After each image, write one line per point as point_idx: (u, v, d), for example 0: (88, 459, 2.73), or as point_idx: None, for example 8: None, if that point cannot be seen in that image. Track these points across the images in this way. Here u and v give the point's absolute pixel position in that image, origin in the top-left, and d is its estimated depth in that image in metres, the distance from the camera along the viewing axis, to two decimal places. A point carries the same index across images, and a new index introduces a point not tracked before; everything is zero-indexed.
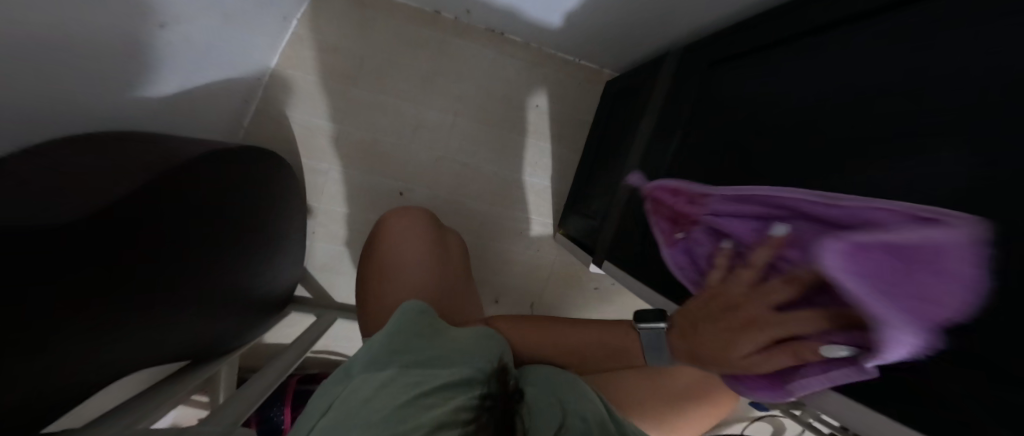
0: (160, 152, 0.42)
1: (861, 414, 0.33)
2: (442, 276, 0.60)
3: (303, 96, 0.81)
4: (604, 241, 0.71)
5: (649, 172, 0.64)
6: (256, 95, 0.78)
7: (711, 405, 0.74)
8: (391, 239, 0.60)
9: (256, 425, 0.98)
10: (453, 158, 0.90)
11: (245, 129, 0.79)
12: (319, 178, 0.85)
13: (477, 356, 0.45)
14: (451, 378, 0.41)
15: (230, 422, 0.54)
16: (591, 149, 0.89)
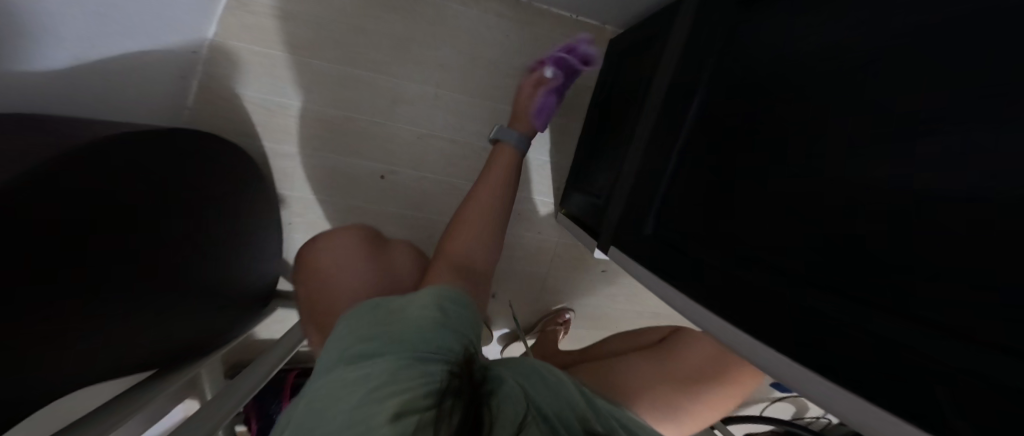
0: (57, 138, 0.34)
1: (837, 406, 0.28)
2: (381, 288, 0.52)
3: (254, 71, 0.71)
4: (610, 224, 0.61)
5: (662, 142, 0.54)
6: (195, 69, 0.68)
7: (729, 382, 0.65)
8: (327, 260, 0.55)
9: (257, 419, 0.97)
10: (437, 135, 0.81)
11: (191, 110, 0.70)
12: (287, 164, 0.77)
13: (444, 324, 0.35)
14: (416, 351, 0.30)
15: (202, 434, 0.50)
16: (597, 117, 0.78)
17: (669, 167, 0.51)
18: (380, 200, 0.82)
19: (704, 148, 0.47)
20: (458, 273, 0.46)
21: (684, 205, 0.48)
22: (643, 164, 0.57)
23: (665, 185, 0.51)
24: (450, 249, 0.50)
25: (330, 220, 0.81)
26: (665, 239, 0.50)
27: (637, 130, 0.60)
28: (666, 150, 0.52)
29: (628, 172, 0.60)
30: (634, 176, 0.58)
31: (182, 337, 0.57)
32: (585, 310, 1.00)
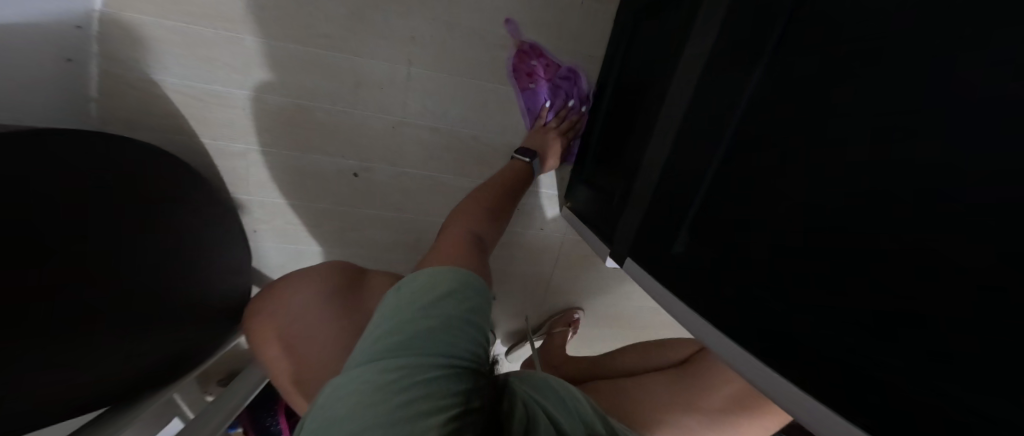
0: None
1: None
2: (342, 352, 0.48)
3: (174, 53, 0.59)
4: (626, 232, 0.51)
5: (700, 133, 0.40)
6: (89, 50, 0.56)
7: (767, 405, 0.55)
8: (300, 306, 0.52)
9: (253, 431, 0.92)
10: (414, 123, 0.68)
11: (98, 103, 0.61)
12: (236, 164, 0.68)
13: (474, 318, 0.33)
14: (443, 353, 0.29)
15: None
16: (609, 90, 0.62)
17: (711, 169, 0.38)
18: (356, 202, 0.72)
19: (758, 149, 0.33)
20: (469, 252, 0.43)
21: (731, 223, 0.36)
22: (673, 161, 0.44)
23: (702, 192, 0.39)
24: (457, 230, 0.47)
25: (301, 224, 0.73)
26: (702, 262, 0.40)
27: (664, 113, 0.46)
28: (706, 146, 0.39)
29: (652, 169, 0.47)
30: (659, 173, 0.46)
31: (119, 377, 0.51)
32: (594, 311, 0.92)
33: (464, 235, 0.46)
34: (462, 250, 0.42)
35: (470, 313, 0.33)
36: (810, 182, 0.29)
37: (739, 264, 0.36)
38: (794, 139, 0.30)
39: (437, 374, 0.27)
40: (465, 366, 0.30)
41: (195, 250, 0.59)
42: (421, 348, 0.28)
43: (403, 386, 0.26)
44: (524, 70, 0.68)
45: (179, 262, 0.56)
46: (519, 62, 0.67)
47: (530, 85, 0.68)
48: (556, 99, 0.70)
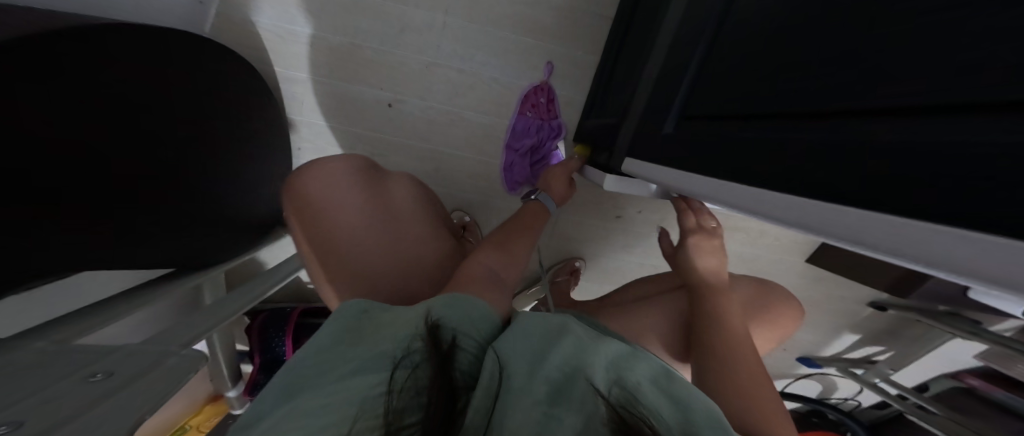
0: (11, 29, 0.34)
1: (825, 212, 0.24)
2: (372, 198, 0.55)
3: None
4: (627, 138, 0.59)
5: (691, 37, 0.49)
6: None
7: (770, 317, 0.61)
8: (325, 186, 0.53)
9: (258, 354, 0.89)
10: (446, 64, 0.78)
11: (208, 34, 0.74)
12: (296, 89, 0.79)
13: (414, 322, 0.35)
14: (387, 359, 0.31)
15: (178, 343, 0.49)
16: (615, 37, 0.73)
17: (695, 59, 0.47)
18: (387, 130, 0.81)
19: (733, 28, 0.42)
20: (483, 280, 0.46)
21: (706, 92, 0.44)
22: (669, 67, 0.53)
23: (689, 80, 0.47)
24: (486, 246, 0.53)
25: (336, 148, 0.83)
26: (683, 135, 0.46)
27: (658, 38, 0.56)
28: (694, 44, 0.48)
29: (650, 81, 0.56)
30: (657, 79, 0.55)
31: (170, 238, 0.58)
32: (597, 262, 0.96)
33: (479, 270, 0.48)
34: (482, 284, 0.45)
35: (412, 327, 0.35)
36: (761, 36, 0.37)
37: (712, 120, 0.42)
38: (757, 8, 0.39)
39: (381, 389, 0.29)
40: (404, 367, 0.32)
41: (241, 146, 0.68)
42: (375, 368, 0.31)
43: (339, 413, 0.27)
44: (531, 101, 0.78)
45: (225, 151, 0.64)
46: (532, 93, 0.78)
47: (528, 113, 0.78)
48: (544, 141, 0.79)
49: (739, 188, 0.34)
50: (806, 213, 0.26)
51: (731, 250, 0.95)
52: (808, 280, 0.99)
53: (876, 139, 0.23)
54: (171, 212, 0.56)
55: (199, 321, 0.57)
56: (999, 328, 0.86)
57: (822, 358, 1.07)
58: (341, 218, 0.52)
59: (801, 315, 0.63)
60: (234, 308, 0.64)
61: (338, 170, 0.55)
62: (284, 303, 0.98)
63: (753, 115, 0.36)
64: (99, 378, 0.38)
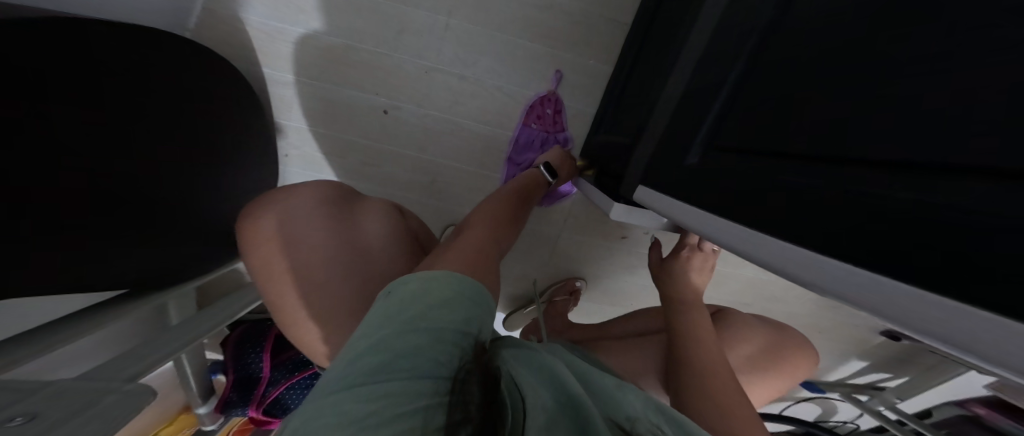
0: None
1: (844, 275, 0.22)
2: (334, 235, 0.47)
3: None
4: (640, 162, 0.54)
5: (723, 55, 0.44)
6: None
7: (779, 366, 0.56)
8: (279, 222, 0.47)
9: (233, 371, 0.83)
10: (446, 70, 0.73)
11: (192, 34, 0.68)
12: (284, 92, 0.73)
13: (452, 312, 0.27)
14: (424, 351, 0.23)
15: (123, 378, 0.43)
16: (631, 47, 0.68)
17: (727, 81, 0.41)
18: (381, 138, 0.76)
19: (773, 50, 0.37)
20: (476, 252, 0.39)
21: (737, 121, 0.39)
22: (694, 88, 0.48)
23: (719, 105, 0.42)
24: (475, 222, 0.47)
25: (326, 156, 0.77)
26: (709, 168, 0.41)
27: (682, 52, 0.51)
28: (727, 62, 0.42)
29: (671, 99, 0.51)
30: (678, 100, 0.50)
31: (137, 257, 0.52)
32: (598, 283, 0.92)
33: (488, 241, 0.43)
34: (485, 256, 0.40)
35: (451, 317, 0.27)
36: (804, 59, 0.33)
37: (745, 154, 0.36)
38: (801, 31, 0.34)
39: (431, 400, 0.20)
40: (455, 385, 0.22)
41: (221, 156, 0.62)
42: (407, 368, 0.21)
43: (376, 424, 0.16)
44: (537, 112, 0.74)
45: (203, 159, 0.58)
46: (537, 104, 0.74)
47: (533, 125, 0.75)
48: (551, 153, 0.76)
49: (773, 242, 0.28)
50: (841, 281, 0.21)
51: (739, 272, 0.92)
52: (816, 305, 0.95)
53: (960, 210, 0.18)
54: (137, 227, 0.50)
55: (156, 346, 0.52)
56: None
57: (824, 383, 1.05)
58: (301, 264, 0.45)
59: (814, 361, 0.58)
60: (203, 330, 0.58)
61: (304, 197, 0.50)
62: (265, 314, 0.92)
63: (793, 156, 0.31)
64: (16, 424, 0.32)
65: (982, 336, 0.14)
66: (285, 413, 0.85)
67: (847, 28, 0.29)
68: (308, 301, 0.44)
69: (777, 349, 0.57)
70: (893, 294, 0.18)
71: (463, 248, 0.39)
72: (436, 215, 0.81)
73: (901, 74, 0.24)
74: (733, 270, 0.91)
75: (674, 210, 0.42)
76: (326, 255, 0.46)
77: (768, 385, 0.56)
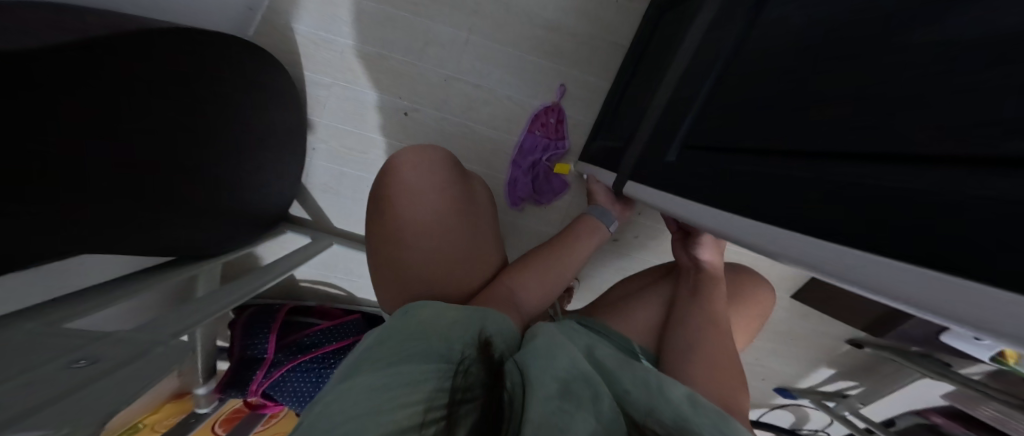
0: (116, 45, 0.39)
1: (780, 237, 0.31)
2: (457, 193, 0.57)
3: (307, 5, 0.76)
4: (630, 162, 0.62)
5: (699, 73, 0.53)
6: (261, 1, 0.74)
7: (749, 307, 0.66)
8: (418, 174, 0.54)
9: (238, 351, 0.85)
10: (465, 80, 0.81)
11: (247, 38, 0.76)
12: (320, 92, 0.80)
13: (461, 328, 0.40)
14: (433, 350, 0.36)
15: (173, 328, 0.47)
16: (628, 65, 0.77)
17: (702, 94, 0.50)
18: (402, 138, 0.83)
19: (737, 69, 0.46)
20: (514, 310, 0.51)
21: (708, 125, 0.48)
22: (675, 100, 0.56)
23: (695, 112, 0.51)
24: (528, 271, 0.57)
25: (350, 150, 0.84)
26: (684, 163, 0.49)
27: (668, 72, 0.61)
28: (702, 78, 0.52)
29: (658, 109, 0.60)
30: (664, 108, 0.59)
31: (187, 227, 0.58)
32: (591, 282, 0.99)
33: (506, 291, 0.52)
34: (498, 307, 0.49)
35: (459, 330, 0.40)
36: (756, 77, 0.42)
37: (712, 150, 0.45)
38: (756, 56, 0.43)
39: (434, 382, 0.34)
40: (459, 371, 0.36)
41: (260, 144, 0.67)
42: (418, 358, 0.35)
43: (399, 386, 0.32)
44: (541, 120, 0.83)
45: (249, 143, 0.64)
46: (540, 113, 0.83)
47: (535, 130, 0.84)
48: (550, 156, 0.85)
49: (732, 217, 0.38)
50: (786, 244, 0.31)
51: None
52: (792, 314, 1.03)
53: (857, 183, 0.27)
54: (192, 200, 0.57)
55: (204, 305, 0.56)
56: (969, 371, 0.90)
57: (798, 390, 1.11)
58: (422, 204, 0.53)
59: (773, 296, 0.69)
60: (242, 294, 0.63)
61: (410, 162, 0.55)
62: (270, 299, 0.95)
63: (745, 149, 0.40)
64: (82, 364, 0.34)
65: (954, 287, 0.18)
66: (282, 395, 0.85)
67: (791, 53, 0.38)
68: (409, 237, 0.52)
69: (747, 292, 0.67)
70: (848, 261, 0.25)
71: (510, 303, 0.51)
72: None
73: (825, 86, 0.32)
74: None
75: (655, 199, 0.53)
76: (446, 204, 0.55)
77: (743, 322, 0.65)
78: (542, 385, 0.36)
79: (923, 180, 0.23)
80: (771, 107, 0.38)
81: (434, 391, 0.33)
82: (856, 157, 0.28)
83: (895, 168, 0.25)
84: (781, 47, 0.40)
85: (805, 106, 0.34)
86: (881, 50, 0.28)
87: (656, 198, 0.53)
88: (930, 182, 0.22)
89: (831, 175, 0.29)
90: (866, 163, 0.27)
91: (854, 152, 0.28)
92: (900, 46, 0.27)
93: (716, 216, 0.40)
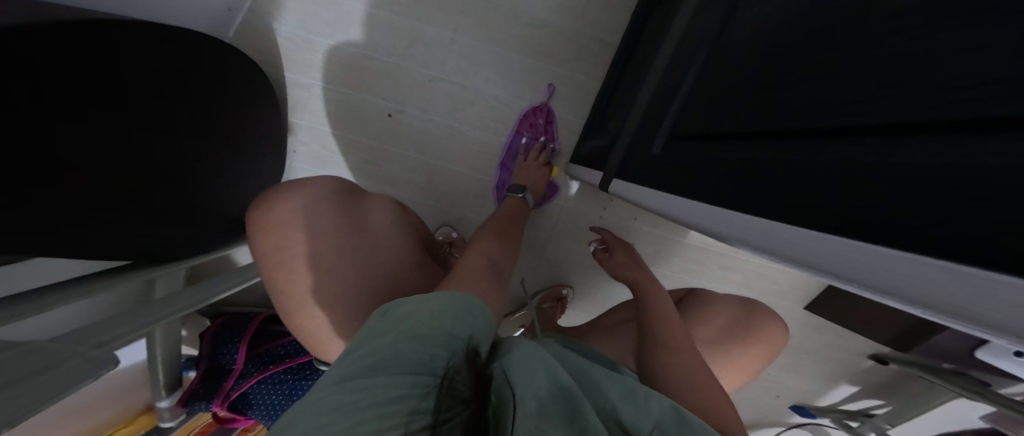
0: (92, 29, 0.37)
1: (764, 233, 0.27)
2: (348, 226, 0.50)
3: (289, 6, 0.75)
4: (616, 157, 0.58)
5: (684, 60, 0.49)
6: (244, 3, 0.74)
7: (750, 345, 0.60)
8: (290, 216, 0.48)
9: (206, 362, 0.82)
10: (448, 80, 0.79)
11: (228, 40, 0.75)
12: (302, 94, 0.79)
13: (454, 326, 0.32)
14: (416, 353, 0.29)
15: (110, 338, 0.44)
16: (618, 62, 0.74)
17: (688, 82, 0.46)
18: (385, 140, 0.81)
19: (723, 50, 0.42)
20: (488, 280, 0.43)
21: (693, 113, 0.44)
22: (661, 91, 0.52)
23: (680, 101, 0.47)
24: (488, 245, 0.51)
25: (331, 153, 0.82)
26: (669, 155, 0.45)
27: (655, 64, 0.57)
28: (687, 66, 0.48)
29: (644, 103, 0.56)
30: (650, 101, 0.55)
31: (156, 228, 0.56)
32: (585, 291, 0.93)
33: (478, 263, 0.46)
34: (481, 281, 0.42)
35: (452, 326, 0.32)
36: (741, 58, 0.38)
37: (702, 137, 0.40)
38: (740, 39, 0.39)
39: (410, 393, 0.26)
40: (447, 381, 0.28)
41: (237, 145, 0.65)
42: (394, 367, 0.28)
43: (367, 406, 0.25)
44: (530, 121, 0.80)
45: (228, 144, 0.63)
46: (529, 114, 0.80)
47: (526, 131, 0.80)
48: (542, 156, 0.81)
49: (718, 212, 0.33)
50: (776, 239, 0.26)
51: (727, 289, 0.92)
52: (805, 325, 0.95)
53: (849, 162, 0.23)
54: (165, 201, 0.55)
55: (160, 307, 0.54)
56: (1010, 391, 0.81)
57: (816, 408, 1.02)
58: (305, 253, 0.46)
59: (786, 334, 0.61)
60: (205, 297, 0.60)
61: (320, 190, 0.52)
62: (250, 308, 0.92)
63: (732, 135, 0.36)
64: None
65: (945, 273, 0.14)
66: (255, 411, 0.80)
67: (774, 30, 0.34)
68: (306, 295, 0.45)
69: (753, 326, 0.61)
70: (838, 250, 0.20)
71: (484, 277, 0.44)
72: (431, 215, 0.85)
73: (820, 55, 0.28)
74: (720, 285, 0.92)
75: (642, 194, 0.49)
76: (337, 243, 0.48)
77: (749, 356, 0.60)
78: (521, 400, 0.28)
79: (922, 150, 0.18)
80: (757, 89, 0.34)
81: (418, 405, 0.25)
82: (849, 130, 0.24)
83: (896, 140, 0.20)
84: (766, 25, 0.36)
85: (792, 84, 0.30)
86: (878, 9, 0.24)
87: (643, 193, 0.48)
88: (932, 149, 0.18)
89: (821, 156, 0.25)
90: (863, 137, 0.23)
91: (846, 124, 0.24)
92: (898, 1, 0.22)
93: (702, 211, 0.36)
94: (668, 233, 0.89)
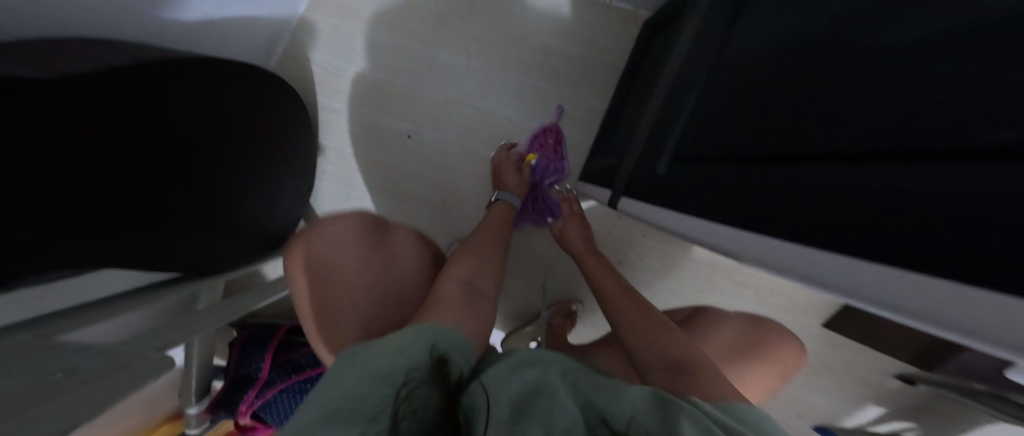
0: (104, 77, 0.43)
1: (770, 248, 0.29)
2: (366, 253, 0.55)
3: (321, 38, 0.82)
4: (623, 176, 0.61)
5: (685, 84, 0.52)
6: (284, 36, 0.82)
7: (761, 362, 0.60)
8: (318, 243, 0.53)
9: (233, 370, 0.86)
10: (463, 102, 0.84)
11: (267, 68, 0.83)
12: (329, 117, 0.85)
13: (407, 350, 0.36)
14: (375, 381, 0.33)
15: (163, 342, 0.48)
16: (625, 83, 0.77)
17: (688, 104, 0.49)
18: (404, 160, 0.85)
19: (722, 76, 0.44)
20: (468, 317, 0.45)
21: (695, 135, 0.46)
22: (665, 111, 0.55)
23: (683, 123, 0.49)
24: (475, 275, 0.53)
25: (354, 172, 0.87)
26: (674, 175, 0.47)
27: (658, 87, 0.60)
28: (687, 91, 0.50)
29: (649, 123, 0.59)
30: (654, 122, 0.57)
31: (199, 244, 0.61)
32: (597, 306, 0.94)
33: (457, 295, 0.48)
34: (456, 316, 0.44)
35: (405, 353, 0.36)
36: (740, 84, 0.40)
37: (705, 160, 0.42)
38: (738, 66, 0.42)
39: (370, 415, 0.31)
40: (401, 399, 0.32)
41: (274, 166, 0.71)
42: (351, 397, 0.32)
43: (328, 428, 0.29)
44: (541, 141, 0.81)
45: (264, 165, 0.68)
46: (540, 133, 0.81)
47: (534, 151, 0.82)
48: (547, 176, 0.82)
49: (725, 231, 0.36)
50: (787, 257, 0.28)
51: (742, 304, 0.91)
52: (826, 343, 0.93)
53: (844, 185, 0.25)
54: (207, 218, 0.60)
55: (198, 318, 0.57)
56: None
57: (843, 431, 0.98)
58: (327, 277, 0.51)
59: (802, 352, 0.61)
60: (235, 310, 0.64)
61: (342, 224, 0.56)
62: (273, 319, 0.96)
63: (732, 158, 0.38)
64: (59, 375, 0.34)
65: (960, 294, 0.16)
66: (272, 417, 0.84)
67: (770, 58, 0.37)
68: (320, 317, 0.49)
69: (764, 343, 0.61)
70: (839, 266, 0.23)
71: (464, 312, 0.45)
72: (446, 231, 0.88)
73: (813, 86, 0.30)
74: (734, 302, 0.91)
75: (649, 214, 0.52)
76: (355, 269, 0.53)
77: (763, 374, 0.60)
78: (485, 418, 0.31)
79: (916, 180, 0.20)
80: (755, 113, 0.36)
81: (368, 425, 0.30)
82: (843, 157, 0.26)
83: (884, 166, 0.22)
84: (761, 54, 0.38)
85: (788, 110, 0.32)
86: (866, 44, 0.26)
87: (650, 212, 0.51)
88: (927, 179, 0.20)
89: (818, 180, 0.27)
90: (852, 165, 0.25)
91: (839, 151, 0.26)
92: (879, 39, 0.25)
93: (712, 232, 0.38)
94: (679, 249, 0.90)
